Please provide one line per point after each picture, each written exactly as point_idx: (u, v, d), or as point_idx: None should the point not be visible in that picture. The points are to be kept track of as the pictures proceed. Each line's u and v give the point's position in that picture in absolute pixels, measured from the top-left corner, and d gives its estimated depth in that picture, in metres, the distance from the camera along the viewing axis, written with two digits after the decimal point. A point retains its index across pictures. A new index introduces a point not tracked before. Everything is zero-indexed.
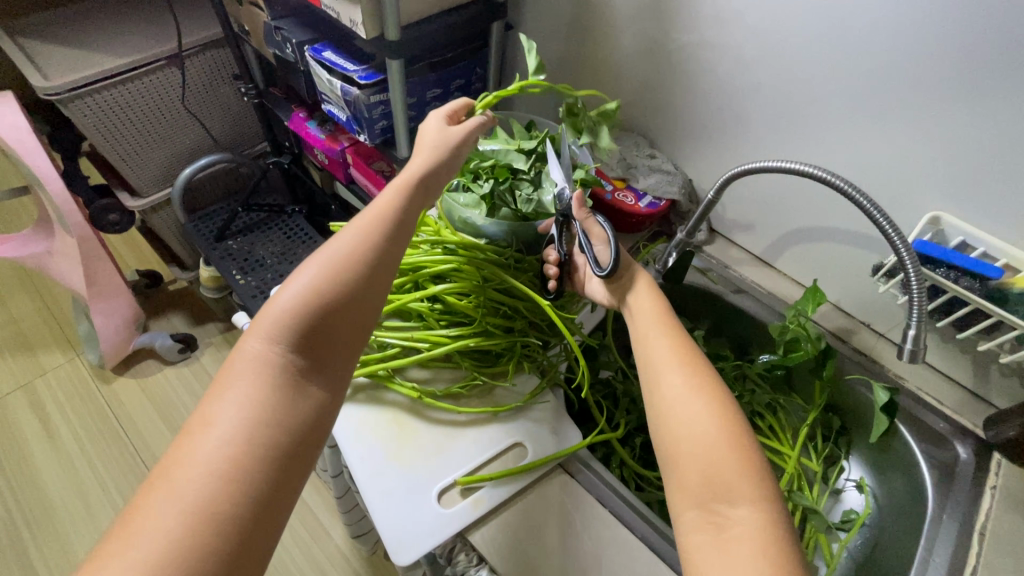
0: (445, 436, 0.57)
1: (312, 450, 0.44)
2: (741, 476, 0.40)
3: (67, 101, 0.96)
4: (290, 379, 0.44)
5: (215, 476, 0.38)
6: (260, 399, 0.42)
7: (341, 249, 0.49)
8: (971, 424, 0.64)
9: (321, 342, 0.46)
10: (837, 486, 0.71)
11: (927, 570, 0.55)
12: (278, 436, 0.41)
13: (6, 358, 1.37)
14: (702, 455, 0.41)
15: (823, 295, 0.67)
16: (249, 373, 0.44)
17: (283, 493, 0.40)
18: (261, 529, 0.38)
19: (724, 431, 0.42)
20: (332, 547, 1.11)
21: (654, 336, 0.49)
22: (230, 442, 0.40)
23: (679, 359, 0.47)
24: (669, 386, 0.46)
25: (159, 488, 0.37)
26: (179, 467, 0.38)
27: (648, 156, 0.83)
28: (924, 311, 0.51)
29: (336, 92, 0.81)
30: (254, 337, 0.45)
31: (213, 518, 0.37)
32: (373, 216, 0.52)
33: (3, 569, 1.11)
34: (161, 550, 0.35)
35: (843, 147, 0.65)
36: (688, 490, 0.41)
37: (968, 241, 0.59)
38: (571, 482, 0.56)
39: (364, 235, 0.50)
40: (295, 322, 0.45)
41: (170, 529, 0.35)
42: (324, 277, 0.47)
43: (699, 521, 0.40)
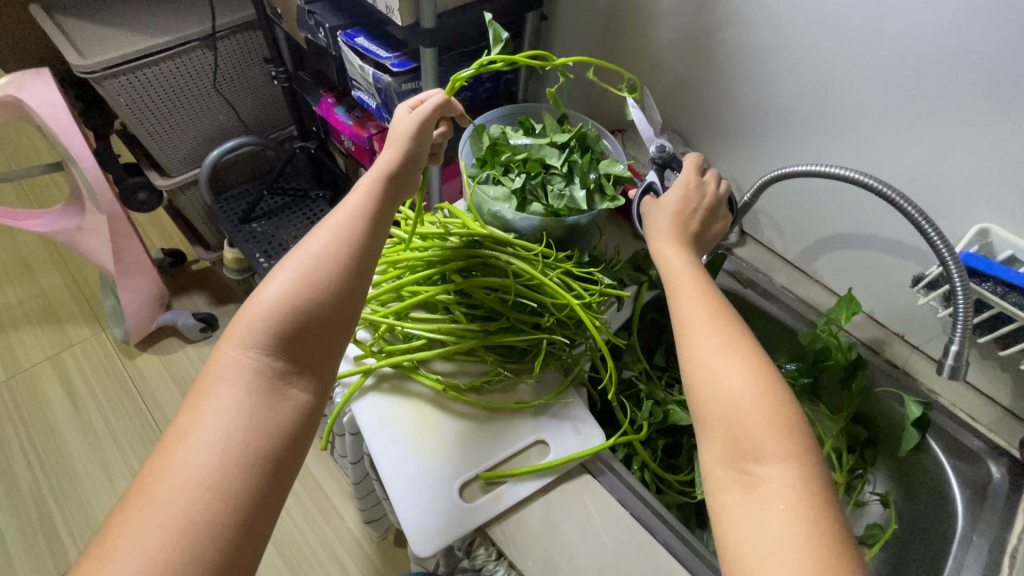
0: (464, 429, 0.56)
1: (296, 450, 0.43)
2: (770, 433, 0.39)
3: (101, 79, 0.97)
4: (268, 383, 0.43)
5: (193, 485, 0.37)
6: (238, 407, 0.42)
7: (315, 250, 0.47)
8: (1006, 443, 0.62)
9: (299, 344, 0.45)
10: (861, 499, 0.70)
11: None
12: (258, 440, 0.41)
13: (35, 329, 1.41)
14: (730, 415, 0.40)
15: (858, 305, 0.65)
16: (226, 380, 0.43)
17: (267, 496, 0.40)
18: (249, 530, 0.38)
19: (758, 390, 0.40)
20: (344, 530, 1.13)
21: (684, 294, 0.47)
22: (210, 449, 0.39)
23: (710, 312, 0.45)
24: (703, 345, 0.44)
25: (136, 502, 0.37)
26: (157, 481, 0.38)
27: (681, 154, 0.81)
28: (969, 325, 0.49)
29: (367, 79, 0.81)
30: (228, 344, 0.44)
31: (192, 526, 0.36)
32: (348, 214, 0.49)
33: (29, 531, 1.15)
34: (141, 563, 0.34)
35: (888, 153, 0.63)
36: (717, 450, 0.40)
37: (1017, 255, 0.56)
38: (594, 483, 0.55)
39: (341, 232, 0.48)
40: (273, 326, 0.44)
41: (148, 543, 0.35)
42: (298, 279, 0.45)
43: (729, 479, 0.39)
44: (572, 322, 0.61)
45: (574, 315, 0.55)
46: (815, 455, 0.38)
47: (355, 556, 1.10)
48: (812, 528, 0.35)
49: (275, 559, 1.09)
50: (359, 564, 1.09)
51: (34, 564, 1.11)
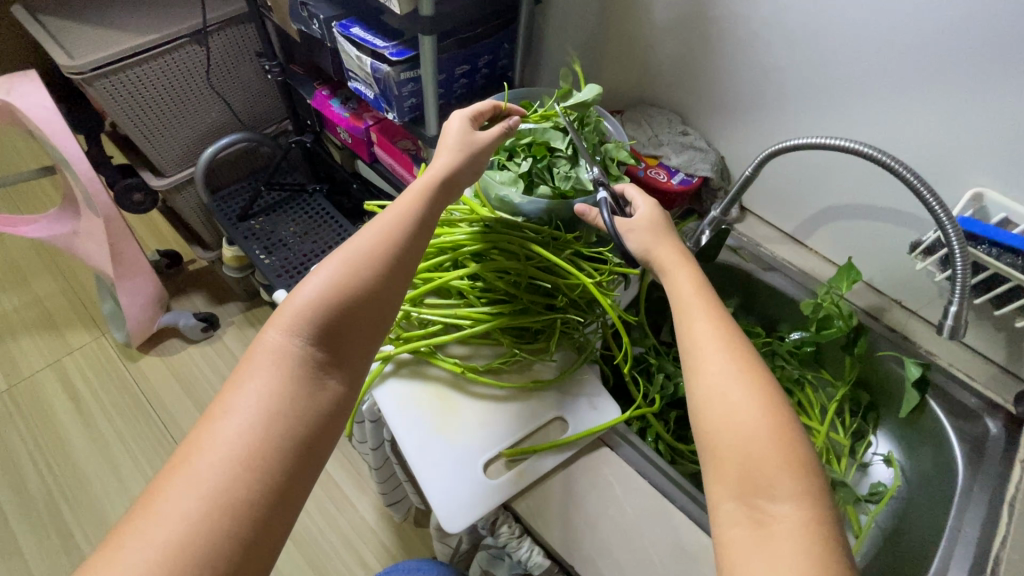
0: (485, 409, 0.58)
1: (326, 443, 0.44)
2: (784, 470, 0.37)
3: (92, 80, 0.96)
4: (309, 371, 0.44)
5: (233, 463, 0.38)
6: (279, 390, 0.43)
7: (365, 246, 0.49)
8: (1001, 399, 0.65)
9: (341, 335, 0.47)
10: (864, 459, 0.73)
11: (957, 539, 0.57)
12: (296, 425, 0.42)
13: (34, 336, 1.40)
14: (744, 448, 0.39)
15: (857, 273, 0.67)
16: (270, 362, 0.44)
17: (299, 483, 0.41)
18: (280, 513, 0.39)
19: (771, 427, 0.39)
20: (359, 519, 1.15)
21: (693, 315, 0.46)
22: (250, 429, 0.40)
23: (721, 337, 0.44)
24: (717, 371, 0.42)
25: (178, 472, 0.38)
26: (200, 453, 0.39)
27: (680, 133, 0.82)
28: (968, 286, 0.51)
29: (365, 69, 0.80)
30: (273, 328, 0.45)
31: (230, 501, 0.37)
32: (398, 213, 0.51)
33: (43, 536, 1.16)
34: (182, 531, 0.35)
35: (885, 124, 0.64)
36: (728, 484, 0.38)
37: (1011, 217, 0.58)
38: (613, 455, 0.57)
39: (387, 231, 0.50)
40: (317, 315, 0.45)
41: (189, 512, 0.36)
42: (347, 272, 0.47)
43: (738, 516, 0.37)
44: (583, 301, 0.63)
45: (587, 296, 0.57)
46: (827, 499, 0.37)
47: (370, 543, 1.12)
48: (823, 569, 0.33)
49: (292, 550, 1.10)
50: (375, 550, 1.12)
51: (51, 567, 1.12)
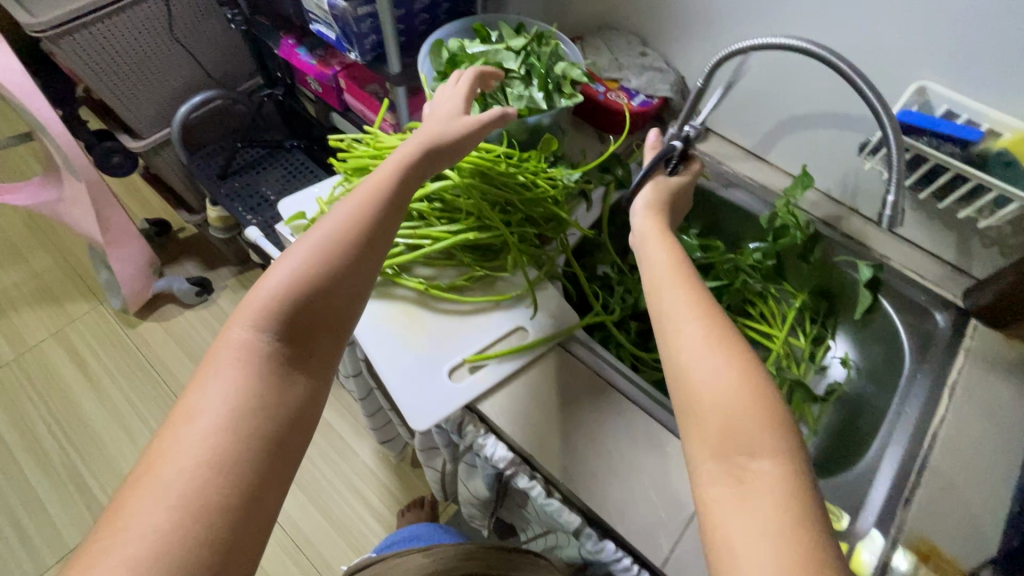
0: (450, 322, 0.61)
1: (300, 436, 0.42)
2: (762, 429, 0.38)
3: (55, 38, 0.96)
4: (277, 368, 0.43)
5: (204, 464, 0.37)
6: (245, 388, 0.41)
7: (330, 234, 0.46)
8: (952, 295, 0.67)
9: (309, 330, 0.45)
10: (824, 362, 0.75)
11: (898, 421, 0.61)
12: (266, 421, 0.40)
13: (34, 307, 1.45)
14: (722, 415, 0.39)
15: (810, 179, 0.68)
16: (235, 360, 0.42)
17: (274, 478, 0.39)
18: (258, 512, 0.38)
19: (743, 386, 0.40)
20: (358, 461, 1.21)
21: (668, 291, 0.46)
22: (219, 430, 0.38)
23: (698, 310, 0.44)
24: (688, 342, 0.42)
25: (146, 481, 0.36)
26: (167, 458, 0.37)
27: (639, 55, 0.82)
28: (902, 178, 0.53)
29: (323, 7, 0.80)
30: (236, 325, 0.43)
31: (204, 499, 0.36)
32: (360, 198, 0.49)
33: (62, 491, 1.22)
34: (156, 540, 0.34)
35: (837, 27, 0.64)
36: (708, 443, 0.39)
37: (953, 109, 0.59)
38: (571, 359, 0.61)
39: (357, 211, 0.48)
40: (283, 310, 0.43)
41: (162, 521, 0.34)
42: (313, 261, 0.45)
43: (716, 476, 0.37)
44: (541, 217, 0.65)
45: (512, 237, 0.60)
46: (803, 453, 0.38)
47: (371, 483, 1.19)
48: (796, 521, 0.34)
49: (296, 492, 1.17)
50: (374, 487, 1.18)
51: (73, 518, 1.19)
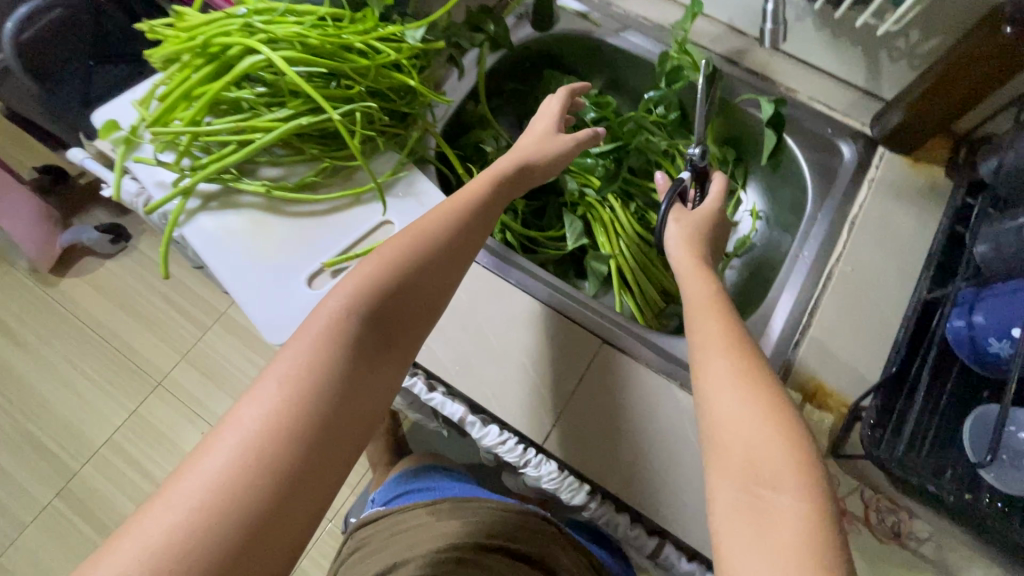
0: (537, 325, 0.81)
1: (355, 395, 0.62)
2: (806, 528, 0.52)
3: None
4: (351, 338, 0.64)
5: (286, 389, 0.59)
6: (328, 348, 0.62)
7: (711, 333, 0.67)
8: None
9: (383, 321, 0.66)
10: None
11: (874, 482, 0.73)
12: (330, 373, 0.61)
13: None
14: (779, 514, 0.53)
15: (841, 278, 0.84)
16: (326, 324, 0.64)
17: (343, 427, 0.60)
18: (323, 432, 0.58)
19: (804, 509, 0.53)
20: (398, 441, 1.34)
21: (770, 413, 0.60)
22: (300, 373, 0.60)
23: (788, 440, 0.57)
24: (775, 457, 0.56)
25: (258, 389, 0.59)
26: (270, 380, 0.60)
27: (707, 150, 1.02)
28: None
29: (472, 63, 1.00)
30: (330, 302, 0.66)
31: (289, 420, 0.57)
32: (721, 318, 0.69)
33: None
34: (262, 428, 0.56)
35: None
36: (760, 522, 0.54)
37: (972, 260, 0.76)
38: (624, 375, 0.78)
39: (720, 324, 0.68)
40: (366, 302, 0.65)
41: (259, 413, 0.57)
42: (718, 347, 0.66)
43: (739, 503, 0.56)
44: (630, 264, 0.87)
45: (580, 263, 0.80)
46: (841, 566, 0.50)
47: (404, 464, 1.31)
48: None
49: None
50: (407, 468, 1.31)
51: None
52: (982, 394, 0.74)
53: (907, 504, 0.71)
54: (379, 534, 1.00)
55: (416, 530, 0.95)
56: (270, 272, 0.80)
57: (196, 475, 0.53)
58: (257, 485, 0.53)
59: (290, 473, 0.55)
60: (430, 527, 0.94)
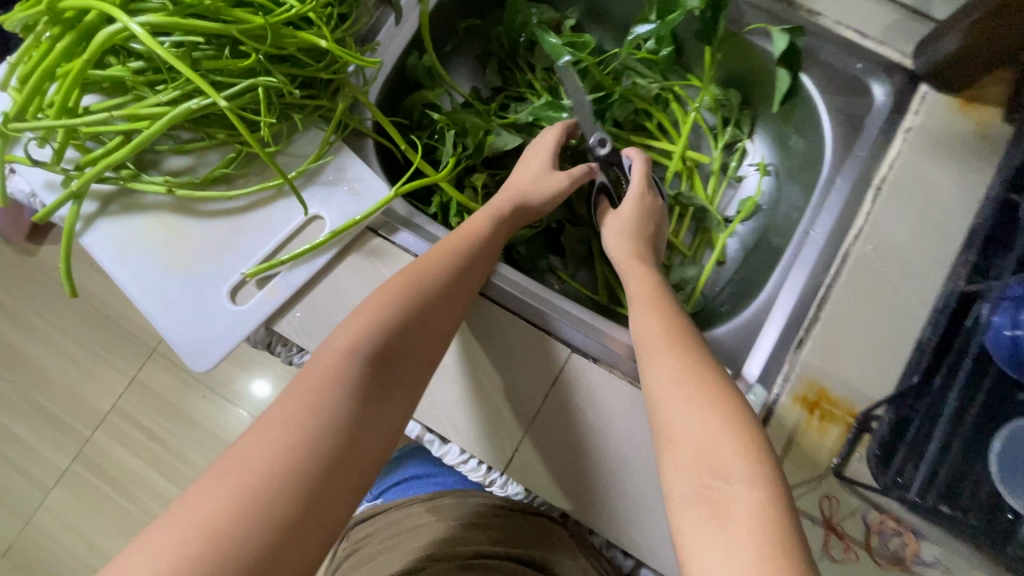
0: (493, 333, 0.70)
1: (371, 446, 0.52)
2: (767, 521, 0.46)
3: None
4: (368, 374, 0.54)
5: (292, 433, 0.48)
6: (343, 384, 0.53)
7: (649, 330, 0.64)
8: None
9: (399, 355, 0.57)
10: None
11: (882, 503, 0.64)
12: (344, 416, 0.51)
13: None
14: (739, 504, 0.47)
15: (858, 260, 0.70)
16: (339, 356, 0.55)
17: (350, 475, 0.49)
18: (331, 485, 0.47)
19: (761, 498, 0.47)
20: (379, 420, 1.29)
21: (717, 399, 0.55)
22: (312, 415, 0.49)
23: (732, 423, 0.53)
24: (721, 442, 0.51)
25: (256, 431, 0.48)
26: (274, 421, 0.49)
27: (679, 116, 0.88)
28: None
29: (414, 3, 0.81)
30: (342, 332, 0.57)
31: (300, 456, 0.46)
32: (650, 311, 0.67)
33: None
34: (260, 478, 0.44)
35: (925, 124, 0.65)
36: (715, 516, 0.47)
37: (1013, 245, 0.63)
38: (593, 387, 0.68)
39: (649, 319, 0.66)
40: (382, 332, 0.57)
41: (260, 464, 0.45)
42: (651, 344, 0.63)
43: (694, 496, 0.49)
44: None
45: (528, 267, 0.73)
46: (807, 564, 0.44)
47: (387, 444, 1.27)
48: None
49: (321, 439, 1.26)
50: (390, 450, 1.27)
51: None
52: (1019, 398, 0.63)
53: (912, 523, 0.63)
54: (373, 536, 0.90)
55: (416, 530, 0.85)
56: (187, 286, 0.70)
57: (186, 516, 0.43)
58: (254, 534, 0.42)
59: (290, 521, 0.44)
60: (430, 527, 0.84)
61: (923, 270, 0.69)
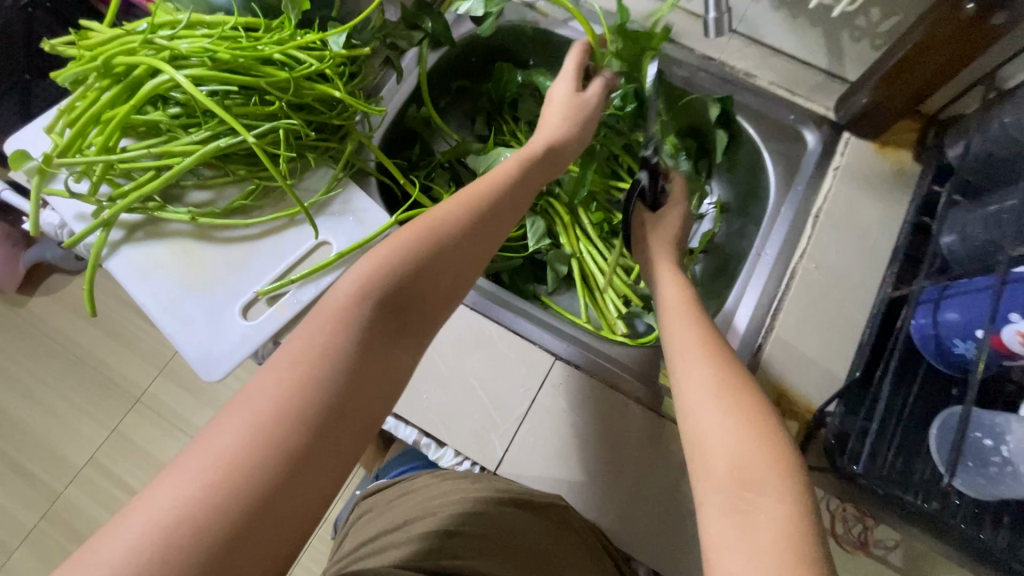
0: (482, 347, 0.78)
1: (372, 387, 0.53)
2: (793, 534, 0.47)
3: None
4: (373, 323, 0.55)
5: (301, 375, 0.50)
6: (347, 330, 0.54)
7: (684, 333, 0.66)
8: None
9: (404, 304, 0.57)
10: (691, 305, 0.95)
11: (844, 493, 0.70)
12: (351, 358, 0.52)
13: None
14: (771, 516, 0.49)
15: (803, 278, 0.81)
16: (342, 308, 0.55)
17: (349, 415, 0.51)
18: (332, 422, 0.49)
19: (790, 514, 0.49)
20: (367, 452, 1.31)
21: (752, 414, 0.56)
22: (318, 357, 0.51)
23: (768, 444, 0.54)
24: (758, 462, 0.53)
25: (265, 375, 0.50)
26: (285, 362, 0.51)
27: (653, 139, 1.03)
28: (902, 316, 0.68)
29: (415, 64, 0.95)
30: (350, 273, 0.57)
31: (308, 394, 0.49)
32: (686, 316, 0.68)
33: None
34: (271, 415, 0.47)
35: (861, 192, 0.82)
36: (746, 525, 0.49)
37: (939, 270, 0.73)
38: (574, 392, 0.75)
39: (687, 325, 0.67)
40: (384, 281, 0.57)
41: (269, 404, 0.48)
42: (682, 352, 0.64)
43: (726, 505, 0.52)
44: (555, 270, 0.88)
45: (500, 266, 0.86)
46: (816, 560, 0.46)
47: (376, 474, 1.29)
48: None
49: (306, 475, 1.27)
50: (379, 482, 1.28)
51: None
52: (953, 391, 0.71)
53: (873, 512, 0.69)
54: (385, 499, 0.82)
55: (426, 491, 0.75)
56: (203, 303, 0.76)
57: (212, 446, 0.45)
58: (276, 459, 0.46)
59: (304, 454, 0.47)
60: (435, 488, 0.73)
61: (860, 286, 0.79)
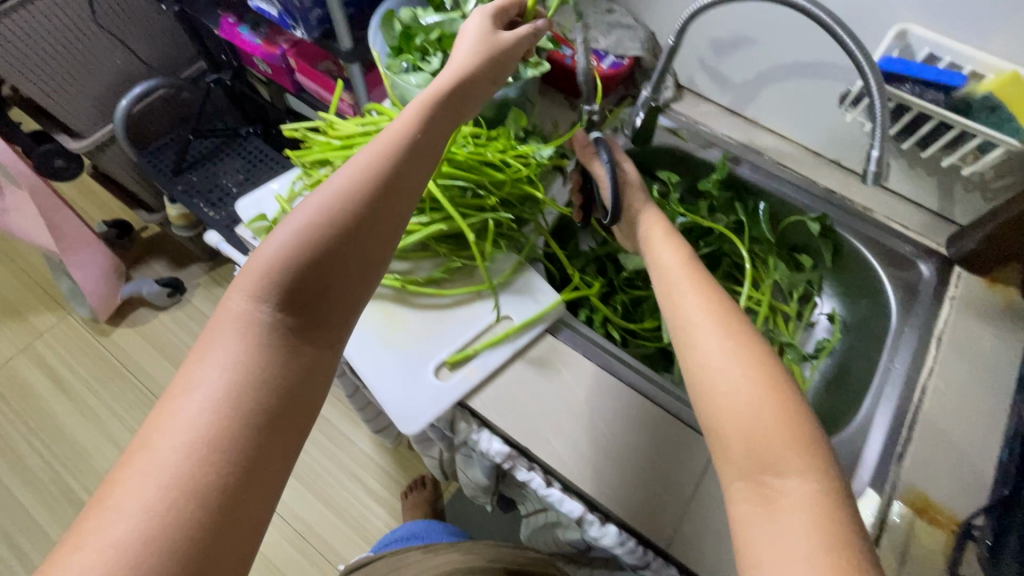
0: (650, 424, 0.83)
1: (293, 401, 0.52)
2: (821, 518, 0.50)
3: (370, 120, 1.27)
4: (281, 334, 0.54)
5: (207, 411, 0.48)
6: (246, 352, 0.52)
7: (693, 310, 0.66)
8: None
9: (306, 307, 0.55)
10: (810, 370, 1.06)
11: None
12: (272, 379, 0.51)
13: None
14: (806, 500, 0.52)
15: (936, 395, 0.88)
16: (235, 327, 0.53)
17: (274, 439, 0.49)
18: (263, 448, 0.48)
19: (817, 490, 0.52)
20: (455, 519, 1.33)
21: (769, 396, 0.57)
22: (213, 399, 0.49)
23: (790, 429, 0.55)
24: (781, 443, 0.55)
25: (158, 432, 0.47)
26: (178, 406, 0.48)
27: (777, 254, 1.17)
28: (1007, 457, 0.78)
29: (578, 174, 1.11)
30: (235, 296, 0.54)
31: (218, 431, 0.47)
32: (701, 297, 0.68)
33: None
34: (184, 465, 0.45)
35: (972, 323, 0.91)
36: (770, 501, 0.52)
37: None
38: None
39: (699, 300, 0.67)
40: (279, 283, 0.54)
41: (176, 457, 0.45)
42: (705, 332, 0.64)
43: (746, 487, 0.55)
44: None
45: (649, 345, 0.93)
46: None
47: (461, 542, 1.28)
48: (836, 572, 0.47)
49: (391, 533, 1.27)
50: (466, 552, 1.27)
51: None
52: None
53: None
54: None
55: (415, 565, 0.91)
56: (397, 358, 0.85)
57: (135, 511, 0.43)
58: (206, 507, 0.44)
59: (237, 488, 0.46)
60: (427, 564, 0.90)
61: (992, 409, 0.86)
